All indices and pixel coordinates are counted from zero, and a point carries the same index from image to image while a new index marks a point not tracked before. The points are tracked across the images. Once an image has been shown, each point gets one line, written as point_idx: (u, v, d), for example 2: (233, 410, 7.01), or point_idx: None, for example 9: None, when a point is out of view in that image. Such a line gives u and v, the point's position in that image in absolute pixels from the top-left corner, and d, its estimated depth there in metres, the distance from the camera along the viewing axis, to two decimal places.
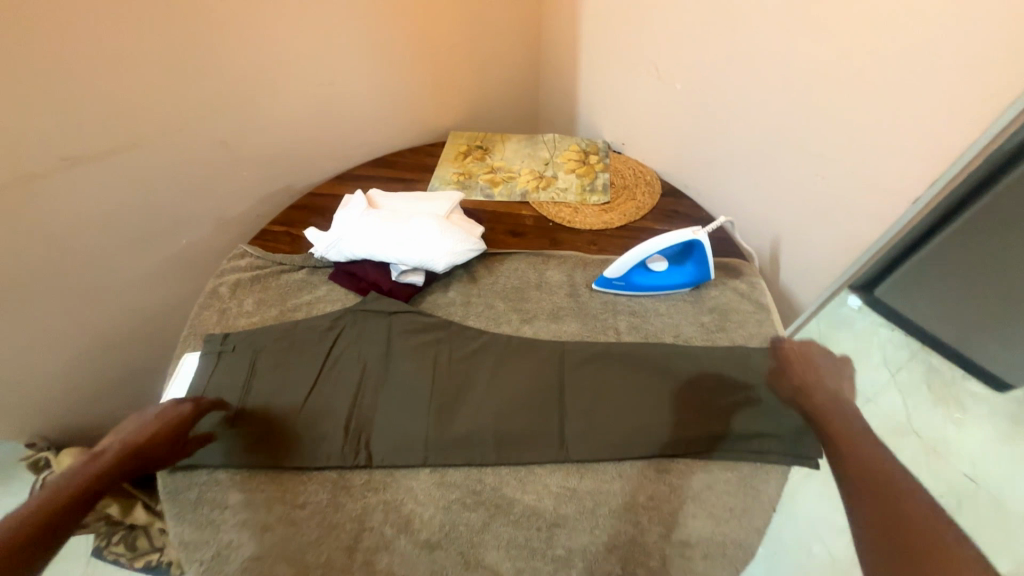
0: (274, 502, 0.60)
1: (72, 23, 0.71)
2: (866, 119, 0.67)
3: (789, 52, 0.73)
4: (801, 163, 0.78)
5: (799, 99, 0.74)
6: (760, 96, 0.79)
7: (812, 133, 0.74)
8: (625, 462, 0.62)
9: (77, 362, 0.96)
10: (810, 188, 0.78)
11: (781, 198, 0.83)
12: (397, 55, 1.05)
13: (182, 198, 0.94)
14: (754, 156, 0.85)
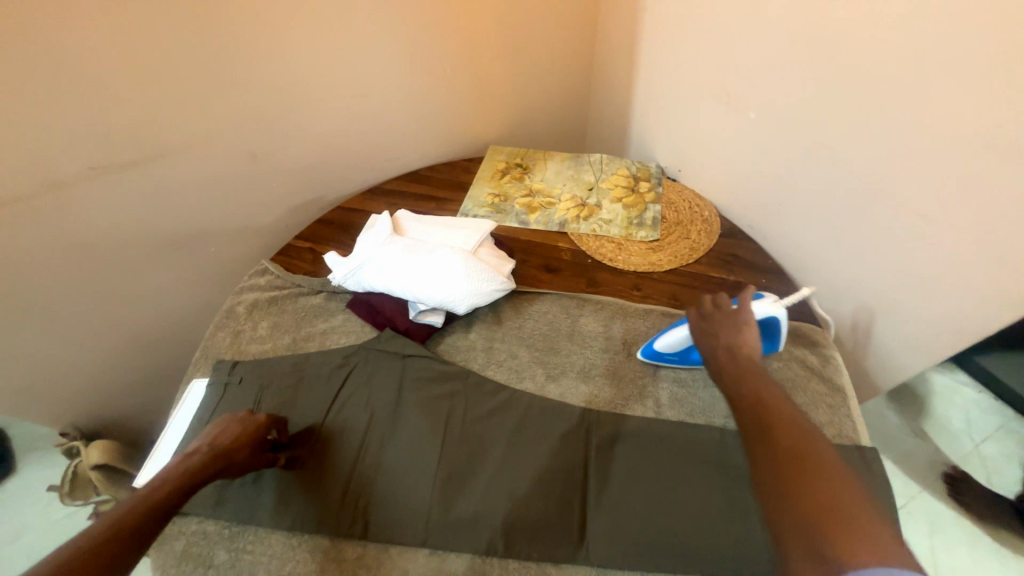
0: (261, 568, 0.55)
1: (100, 33, 0.68)
2: (998, 180, 0.54)
3: (897, 90, 0.59)
4: (901, 220, 0.64)
5: (906, 147, 0.60)
6: (853, 136, 0.66)
7: (920, 188, 0.61)
8: (656, 573, 0.52)
9: (103, 364, 0.96)
10: (911, 250, 0.64)
11: (869, 255, 0.70)
12: (436, 64, 0.97)
13: (208, 208, 0.92)
14: (837, 205, 0.71)
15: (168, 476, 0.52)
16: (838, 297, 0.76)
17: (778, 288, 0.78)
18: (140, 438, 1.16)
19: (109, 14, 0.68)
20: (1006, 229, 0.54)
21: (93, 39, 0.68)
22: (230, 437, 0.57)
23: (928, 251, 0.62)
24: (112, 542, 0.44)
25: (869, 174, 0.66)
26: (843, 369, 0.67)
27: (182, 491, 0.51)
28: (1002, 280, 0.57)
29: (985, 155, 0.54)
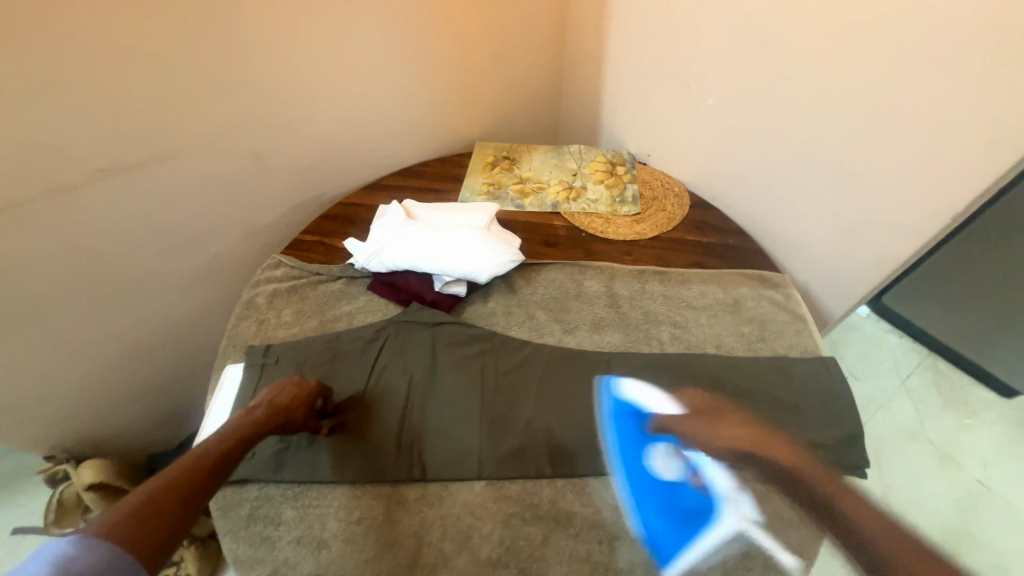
0: (330, 518, 0.59)
1: (111, 35, 0.70)
2: (906, 140, 0.71)
3: (840, 74, 0.74)
4: (843, 180, 0.81)
5: (848, 119, 0.76)
6: (804, 113, 0.80)
7: (859, 153, 0.77)
8: (679, 473, 0.63)
9: (100, 370, 0.94)
10: (850, 204, 0.81)
11: (820, 211, 0.86)
12: (426, 65, 1.04)
13: (210, 208, 0.93)
14: (791, 171, 0.86)
15: (233, 427, 0.55)
16: (794, 247, 0.93)
17: (743, 245, 0.92)
18: (134, 452, 1.12)
19: (118, 16, 0.69)
20: (913, 178, 0.73)
21: (103, 42, 0.69)
22: (286, 397, 0.61)
23: (859, 200, 0.80)
24: (194, 481, 0.48)
25: (818, 144, 0.81)
26: (801, 302, 0.81)
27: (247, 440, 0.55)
28: (915, 217, 0.75)
29: (895, 123, 0.71)
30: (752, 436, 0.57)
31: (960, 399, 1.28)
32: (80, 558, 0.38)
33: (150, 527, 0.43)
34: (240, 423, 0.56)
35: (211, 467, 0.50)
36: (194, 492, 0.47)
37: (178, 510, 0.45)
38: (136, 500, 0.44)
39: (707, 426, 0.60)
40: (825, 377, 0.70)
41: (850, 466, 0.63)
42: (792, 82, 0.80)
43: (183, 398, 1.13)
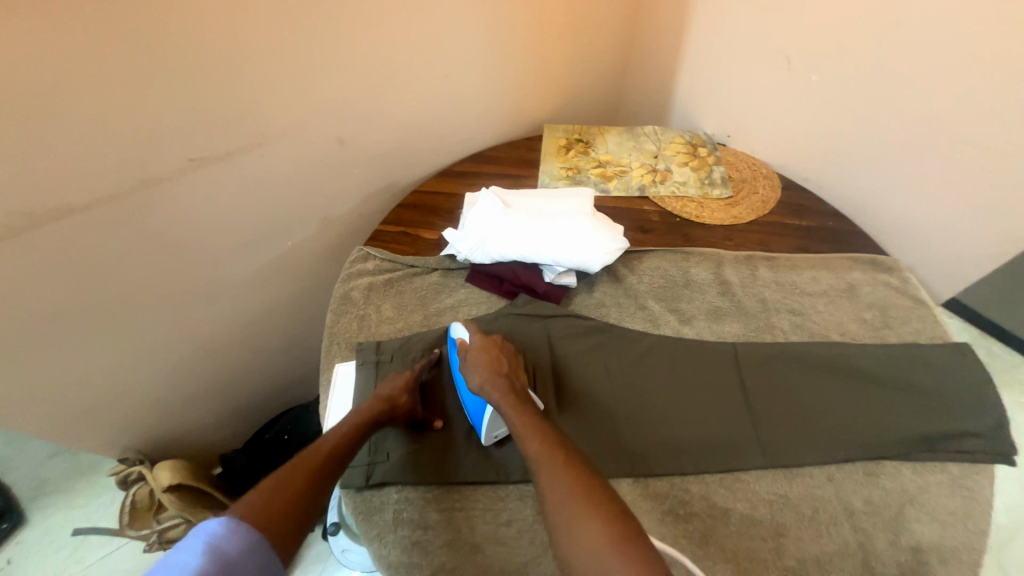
0: (477, 520, 0.58)
1: (206, 5, 0.62)
2: None
3: (995, 43, 0.69)
4: (973, 158, 0.77)
5: (991, 96, 0.72)
6: (944, 87, 0.76)
7: (999, 130, 0.73)
8: (831, 466, 0.61)
9: (179, 371, 0.90)
10: (977, 185, 0.79)
11: (938, 192, 0.83)
12: (505, 40, 0.97)
13: (290, 199, 0.87)
14: (914, 149, 0.82)
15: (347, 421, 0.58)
16: (898, 228, 0.91)
17: (848, 228, 0.89)
18: (203, 455, 1.08)
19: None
20: None
21: (199, 16, 0.62)
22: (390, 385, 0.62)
23: (991, 181, 0.77)
24: (314, 471, 0.52)
25: (956, 121, 0.77)
26: (919, 287, 0.80)
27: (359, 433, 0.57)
28: None
29: None
30: (480, 365, 0.61)
31: None
32: (225, 543, 0.43)
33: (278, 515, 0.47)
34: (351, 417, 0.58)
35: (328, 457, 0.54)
36: (313, 479, 0.51)
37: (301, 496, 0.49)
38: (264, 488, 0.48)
39: (484, 376, 0.59)
40: (966, 366, 0.68)
41: (1005, 454, 0.61)
42: (928, 55, 0.75)
43: (254, 397, 1.09)
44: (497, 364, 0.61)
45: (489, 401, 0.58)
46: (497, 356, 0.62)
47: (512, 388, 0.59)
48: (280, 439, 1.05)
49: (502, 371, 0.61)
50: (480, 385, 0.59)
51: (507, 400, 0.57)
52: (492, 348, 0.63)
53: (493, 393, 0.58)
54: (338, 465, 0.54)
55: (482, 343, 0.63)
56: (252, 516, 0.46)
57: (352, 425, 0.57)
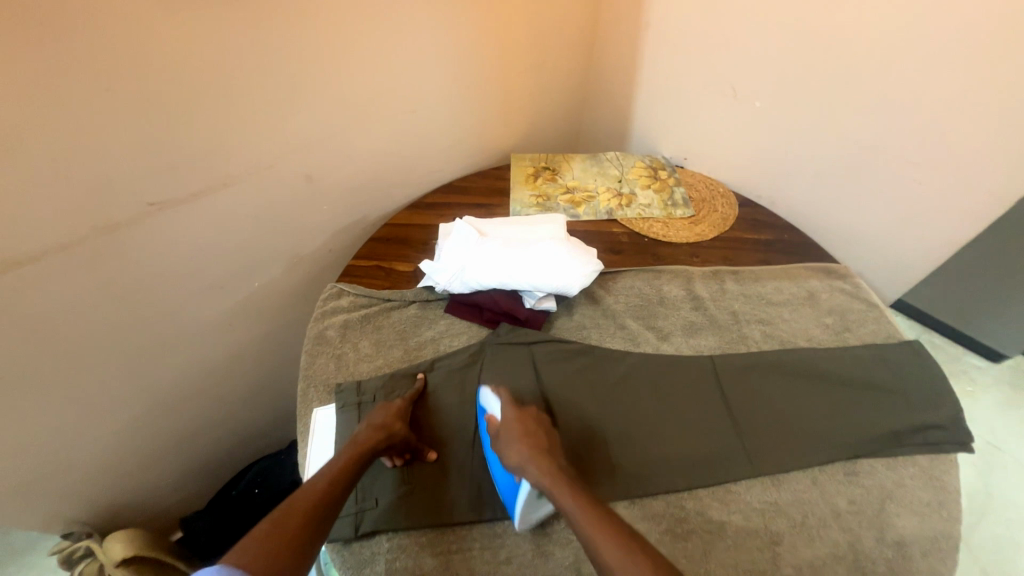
0: (475, 561, 0.56)
1: (167, 48, 0.61)
2: (964, 133, 0.79)
3: (907, 72, 0.79)
4: (900, 171, 0.87)
5: (910, 117, 0.81)
6: (870, 110, 0.84)
7: (919, 143, 0.83)
8: (814, 469, 0.63)
9: (134, 429, 0.83)
10: (908, 193, 0.88)
11: (874, 202, 0.92)
12: (470, 76, 1.00)
13: (256, 239, 0.84)
14: (851, 164, 0.91)
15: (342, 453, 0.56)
16: (845, 236, 0.99)
17: (801, 239, 0.95)
18: (161, 522, 0.98)
19: (177, 28, 0.61)
20: (972, 163, 0.80)
21: (159, 61, 0.61)
22: (382, 416, 0.61)
23: (920, 189, 0.86)
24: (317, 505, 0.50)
25: (883, 140, 0.86)
26: (869, 291, 0.86)
27: (356, 465, 0.55)
28: (974, 200, 0.83)
29: (956, 118, 0.78)
30: (522, 445, 0.56)
31: (958, 368, 1.39)
32: None
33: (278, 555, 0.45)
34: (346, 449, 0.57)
35: (326, 492, 0.52)
36: (311, 516, 0.49)
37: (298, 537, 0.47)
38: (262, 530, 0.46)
39: (524, 455, 0.55)
40: (919, 360, 0.73)
41: (966, 442, 0.66)
42: (855, 83, 0.83)
43: (218, 449, 1.02)
44: (534, 439, 0.57)
45: (535, 483, 0.53)
46: (535, 431, 0.58)
47: (557, 467, 0.54)
48: (249, 493, 0.97)
49: (542, 448, 0.56)
50: (520, 465, 0.54)
51: (558, 483, 0.52)
52: (528, 422, 0.59)
53: (538, 473, 0.53)
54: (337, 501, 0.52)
55: (516, 417, 0.60)
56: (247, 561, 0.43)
57: (347, 458, 0.56)
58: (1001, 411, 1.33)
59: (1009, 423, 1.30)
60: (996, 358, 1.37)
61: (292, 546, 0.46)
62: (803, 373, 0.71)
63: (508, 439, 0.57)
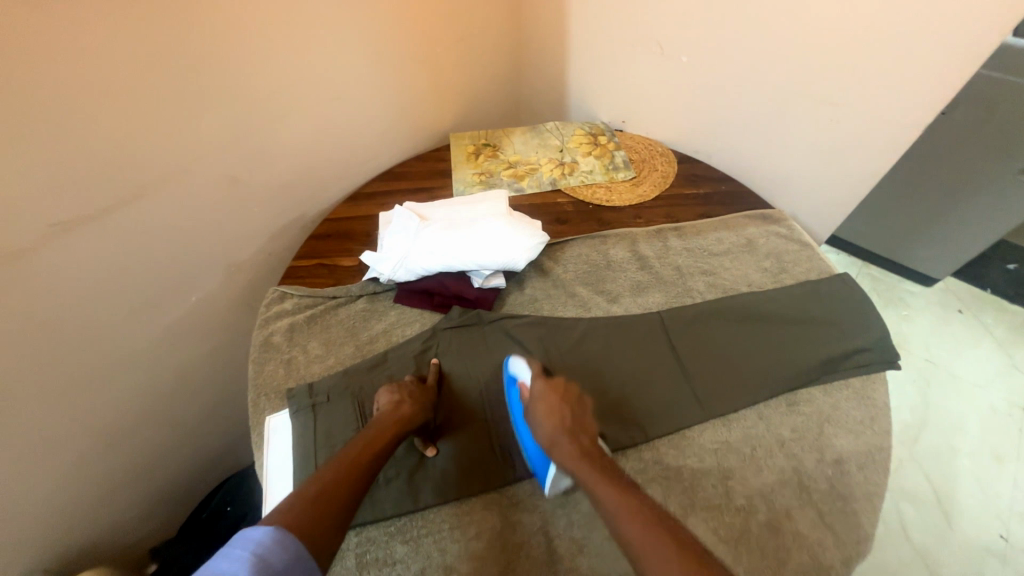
0: (446, 541, 0.57)
1: (35, 51, 0.54)
2: (878, 66, 0.79)
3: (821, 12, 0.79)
4: (820, 111, 0.89)
5: (827, 56, 0.82)
6: (791, 56, 0.85)
7: (837, 84, 0.84)
8: (760, 405, 0.67)
9: (81, 467, 0.78)
10: (831, 132, 0.90)
11: (802, 147, 0.95)
12: (395, 55, 0.95)
13: (183, 251, 0.79)
14: (775, 112, 0.93)
15: (383, 422, 0.57)
16: (778, 183, 1.03)
17: (738, 190, 0.98)
18: (128, 558, 0.94)
19: (48, 28, 0.54)
20: (881, 98, 0.82)
21: (22, 68, 0.53)
22: (417, 393, 0.62)
23: (839, 129, 0.89)
24: (353, 470, 0.51)
25: (802, 83, 0.87)
26: (802, 232, 0.90)
27: (396, 436, 0.57)
28: (889, 134, 0.84)
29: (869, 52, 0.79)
30: (546, 425, 0.56)
31: (896, 296, 1.51)
32: (272, 556, 0.41)
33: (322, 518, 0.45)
34: (389, 419, 0.58)
35: (371, 460, 0.53)
36: (357, 478, 0.50)
37: (346, 495, 0.48)
38: (313, 487, 0.47)
39: (549, 432, 0.55)
40: (848, 292, 0.78)
41: (893, 360, 0.71)
42: (771, 30, 0.85)
43: (180, 473, 0.98)
44: (560, 417, 0.57)
45: (560, 460, 0.54)
46: (559, 407, 0.58)
47: (584, 445, 0.54)
48: (221, 513, 0.97)
49: (570, 425, 0.56)
50: (547, 443, 0.55)
51: (583, 464, 0.52)
52: (553, 397, 0.59)
53: (562, 453, 0.54)
54: (377, 469, 0.53)
55: (543, 390, 0.60)
56: (296, 518, 0.44)
57: (386, 426, 0.57)
58: (935, 329, 1.45)
59: (944, 339, 1.43)
60: (928, 282, 1.50)
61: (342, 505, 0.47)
62: (746, 319, 0.75)
63: (532, 412, 0.58)
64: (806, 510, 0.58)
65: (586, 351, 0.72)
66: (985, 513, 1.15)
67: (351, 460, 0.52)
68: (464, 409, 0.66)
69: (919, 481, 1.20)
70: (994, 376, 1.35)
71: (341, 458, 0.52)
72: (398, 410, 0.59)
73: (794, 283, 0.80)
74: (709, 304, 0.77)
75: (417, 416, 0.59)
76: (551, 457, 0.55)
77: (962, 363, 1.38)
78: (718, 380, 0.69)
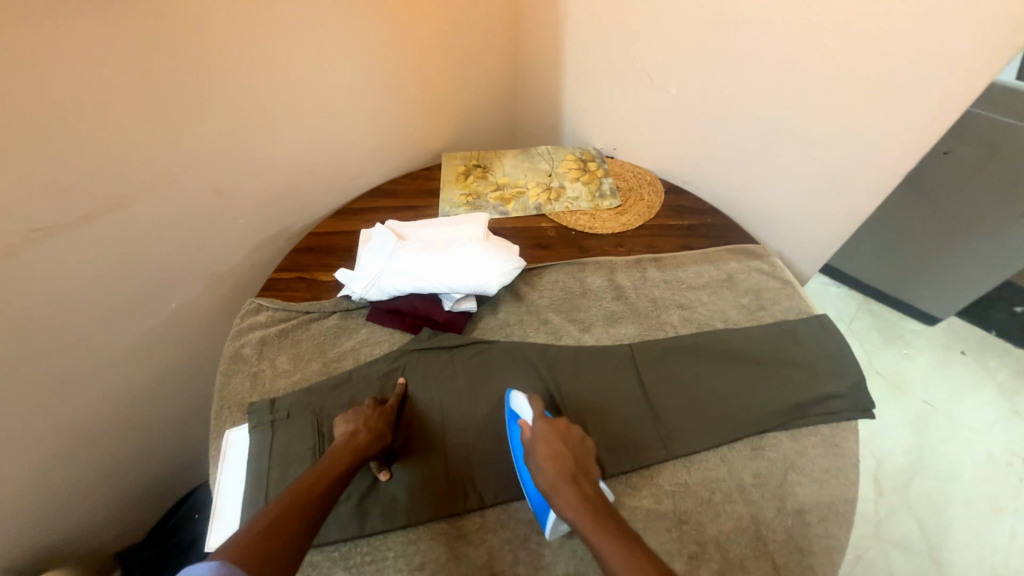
0: (389, 570, 0.56)
1: (20, 65, 0.56)
2: (861, 106, 0.79)
3: (803, 49, 0.79)
4: (805, 149, 0.88)
5: (813, 94, 0.82)
6: (777, 91, 0.86)
7: (821, 123, 0.84)
8: (724, 447, 0.65)
9: (50, 468, 0.79)
10: (816, 170, 0.89)
11: (789, 183, 0.94)
12: (389, 75, 0.97)
13: (166, 258, 0.81)
14: (762, 147, 0.93)
15: (337, 452, 0.57)
16: (766, 217, 1.02)
17: (723, 222, 0.97)
18: (92, 559, 0.94)
19: (37, 43, 0.56)
20: (863, 141, 0.81)
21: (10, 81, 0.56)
22: (373, 419, 0.61)
23: (824, 168, 0.88)
24: (304, 504, 0.50)
25: (789, 117, 0.87)
26: (784, 269, 0.89)
27: (351, 466, 0.56)
28: (874, 175, 0.83)
29: (852, 94, 0.78)
30: (549, 476, 0.53)
31: (896, 334, 1.48)
32: None
33: (273, 552, 0.44)
34: (343, 449, 0.57)
35: (324, 492, 0.52)
36: (309, 511, 0.49)
37: (299, 529, 0.47)
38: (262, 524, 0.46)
39: (552, 481, 0.53)
40: (825, 333, 0.76)
41: (865, 408, 0.69)
42: (758, 66, 0.85)
43: (151, 476, 0.98)
44: (562, 463, 0.54)
45: (562, 511, 0.51)
46: (560, 452, 0.55)
47: (586, 495, 0.52)
48: (190, 519, 0.96)
49: (571, 472, 0.54)
50: (550, 491, 0.53)
51: (587, 517, 0.50)
52: (554, 442, 0.56)
53: (565, 505, 0.51)
54: (332, 500, 0.52)
55: (545, 434, 0.57)
56: (242, 557, 0.43)
57: (339, 456, 0.56)
58: (935, 370, 1.41)
59: (944, 381, 1.38)
60: (931, 321, 1.47)
61: (293, 541, 0.46)
62: (717, 357, 0.73)
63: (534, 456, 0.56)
64: (760, 562, 0.57)
65: (551, 380, 0.71)
66: (977, 567, 1.10)
67: (303, 494, 0.51)
68: (422, 433, 0.66)
69: (909, 528, 1.16)
70: (994, 422, 1.31)
71: (293, 490, 0.51)
72: (353, 439, 0.58)
73: (771, 322, 0.79)
74: (681, 338, 0.76)
75: (373, 444, 0.59)
76: (551, 504, 0.53)
77: (962, 407, 1.33)
78: (683, 418, 0.67)
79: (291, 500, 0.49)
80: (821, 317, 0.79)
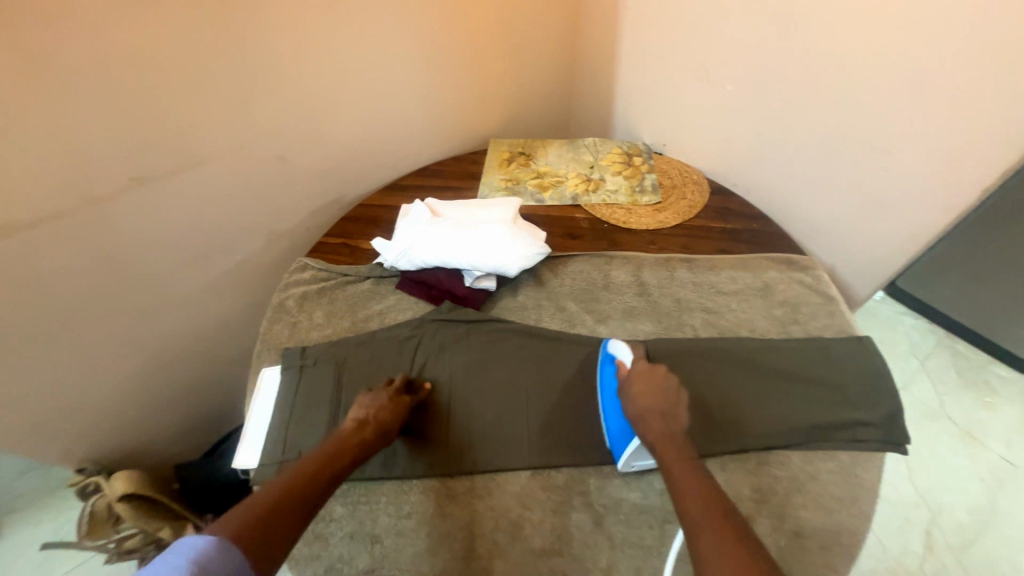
0: (380, 513, 0.61)
1: (128, 37, 0.66)
2: (934, 110, 0.71)
3: (873, 43, 0.73)
4: (868, 155, 0.81)
5: (883, 95, 0.75)
6: (843, 90, 0.79)
7: (888, 128, 0.77)
8: (726, 457, 0.63)
9: (131, 383, 0.93)
10: (881, 180, 0.82)
11: (850, 193, 0.87)
12: (445, 59, 1.01)
13: (235, 215, 0.91)
14: (823, 151, 0.86)
15: (341, 439, 0.59)
16: (822, 229, 0.94)
17: (769, 229, 0.91)
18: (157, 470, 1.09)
19: (145, 19, 0.67)
20: (931, 152, 0.74)
21: (120, 50, 0.66)
22: (382, 409, 0.63)
23: (890, 178, 0.80)
24: (303, 487, 0.52)
25: (856, 119, 0.80)
26: (830, 284, 0.83)
27: (353, 455, 0.59)
28: (943, 189, 0.75)
29: (923, 96, 0.71)
30: (642, 404, 0.60)
31: (979, 378, 1.31)
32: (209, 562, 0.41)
33: (273, 527, 0.47)
34: (347, 437, 0.60)
35: (324, 478, 0.55)
36: (307, 494, 0.52)
37: (297, 511, 0.50)
38: (262, 500, 0.49)
39: (643, 410, 0.60)
40: (863, 357, 0.71)
41: (895, 441, 0.64)
42: (824, 62, 0.79)
43: (209, 407, 1.12)
44: (656, 399, 0.61)
45: (645, 435, 0.58)
46: (659, 390, 0.62)
47: (672, 430, 0.58)
48: None
49: (664, 409, 0.60)
50: (637, 417, 0.60)
51: (669, 447, 0.56)
52: (657, 379, 0.63)
53: (649, 430, 0.58)
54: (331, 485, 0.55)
55: (645, 370, 0.64)
56: (240, 531, 0.45)
57: (342, 443, 0.59)
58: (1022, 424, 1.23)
59: None
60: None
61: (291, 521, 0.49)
62: (734, 365, 0.70)
63: (630, 386, 0.63)
64: None
65: (557, 364, 0.73)
66: None
67: (303, 477, 0.53)
68: (428, 423, 0.68)
69: None
70: None
71: (296, 472, 0.54)
72: (359, 428, 0.61)
73: (802, 338, 0.74)
74: (698, 341, 0.74)
75: (377, 434, 0.61)
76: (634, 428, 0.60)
77: None
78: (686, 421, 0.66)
79: (292, 479, 0.53)
80: (863, 339, 0.73)
